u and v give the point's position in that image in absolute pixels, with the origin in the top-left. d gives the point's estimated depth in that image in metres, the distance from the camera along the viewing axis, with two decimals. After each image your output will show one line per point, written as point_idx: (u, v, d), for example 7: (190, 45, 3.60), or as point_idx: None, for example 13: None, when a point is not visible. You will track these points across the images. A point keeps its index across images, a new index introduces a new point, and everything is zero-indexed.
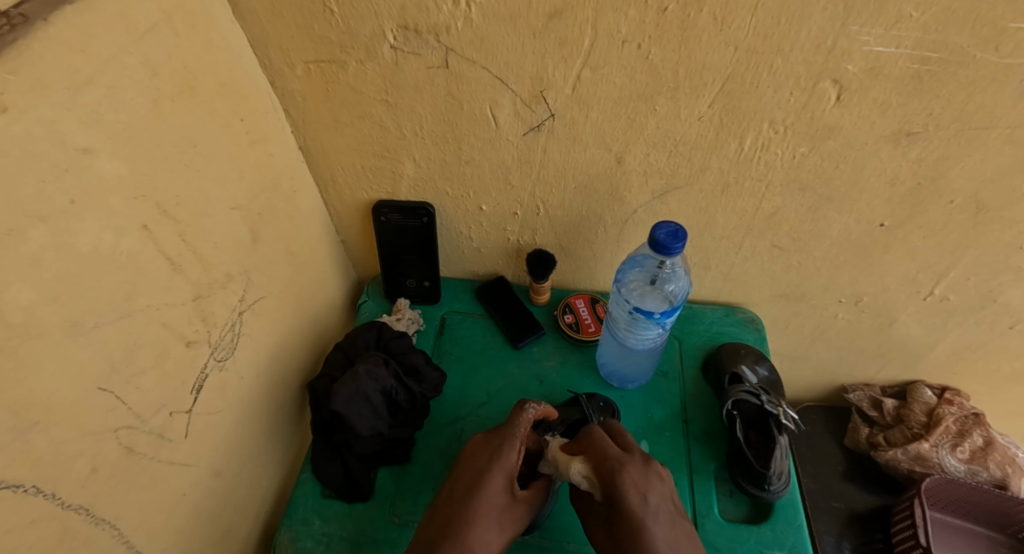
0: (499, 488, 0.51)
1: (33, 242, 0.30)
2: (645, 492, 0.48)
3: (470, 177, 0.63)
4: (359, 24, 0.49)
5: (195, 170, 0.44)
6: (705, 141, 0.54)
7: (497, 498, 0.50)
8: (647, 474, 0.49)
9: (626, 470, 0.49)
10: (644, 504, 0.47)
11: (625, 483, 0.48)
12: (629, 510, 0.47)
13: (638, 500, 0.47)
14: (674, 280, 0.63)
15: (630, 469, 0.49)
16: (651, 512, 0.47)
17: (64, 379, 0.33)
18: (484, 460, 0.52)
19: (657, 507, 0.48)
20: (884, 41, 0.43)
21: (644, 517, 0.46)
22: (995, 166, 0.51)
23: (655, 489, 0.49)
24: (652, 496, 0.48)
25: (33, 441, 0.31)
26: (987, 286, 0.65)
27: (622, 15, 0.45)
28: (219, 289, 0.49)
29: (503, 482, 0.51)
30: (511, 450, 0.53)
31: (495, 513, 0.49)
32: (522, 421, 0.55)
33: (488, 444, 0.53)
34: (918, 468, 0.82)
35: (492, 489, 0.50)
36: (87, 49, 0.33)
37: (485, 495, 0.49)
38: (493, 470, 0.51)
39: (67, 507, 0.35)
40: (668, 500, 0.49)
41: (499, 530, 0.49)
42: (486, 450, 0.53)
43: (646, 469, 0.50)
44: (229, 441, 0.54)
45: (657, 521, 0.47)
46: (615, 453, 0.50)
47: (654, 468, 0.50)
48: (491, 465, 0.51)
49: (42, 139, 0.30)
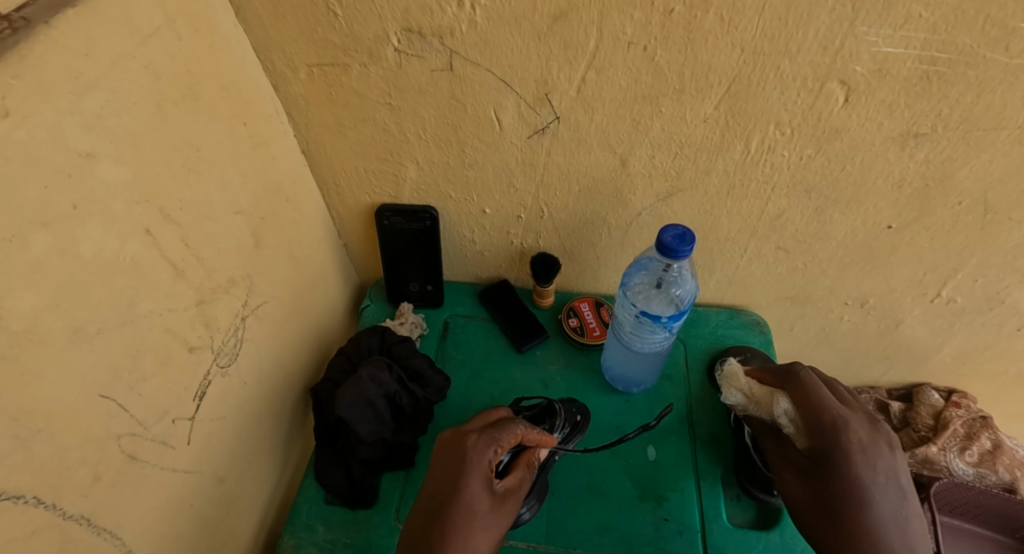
0: (480, 490, 0.49)
1: (36, 248, 0.30)
2: (868, 450, 0.51)
3: (473, 180, 0.63)
4: (362, 27, 0.48)
5: (198, 174, 0.44)
6: (710, 143, 0.54)
7: (481, 502, 0.49)
8: (879, 433, 0.53)
9: (848, 428, 0.52)
10: (873, 469, 0.51)
11: (851, 443, 0.51)
12: (858, 474, 0.50)
13: (878, 462, 0.51)
14: (681, 283, 0.62)
15: (859, 427, 0.52)
16: (880, 481, 0.51)
17: (66, 387, 0.33)
18: (458, 464, 0.50)
19: (884, 462, 0.52)
20: (892, 42, 0.42)
21: (862, 473, 0.51)
22: (1004, 167, 0.51)
23: (895, 452, 0.53)
24: (879, 457, 0.52)
25: (36, 449, 0.31)
26: (995, 288, 0.64)
27: (628, 17, 0.44)
28: (221, 294, 0.48)
29: (484, 486, 0.49)
30: (490, 450, 0.50)
31: (479, 518, 0.48)
32: (511, 430, 0.53)
33: (463, 443, 0.51)
34: (926, 471, 0.82)
35: (471, 495, 0.48)
36: (90, 53, 0.32)
37: (466, 502, 0.48)
38: (472, 474, 0.49)
39: (69, 516, 0.34)
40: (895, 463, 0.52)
41: (483, 530, 0.48)
42: (464, 452, 0.50)
43: (873, 428, 0.53)
44: (231, 447, 0.53)
45: (879, 488, 0.50)
46: (836, 414, 0.52)
47: (882, 434, 0.53)
48: (469, 466, 0.49)
49: (45, 144, 0.30)
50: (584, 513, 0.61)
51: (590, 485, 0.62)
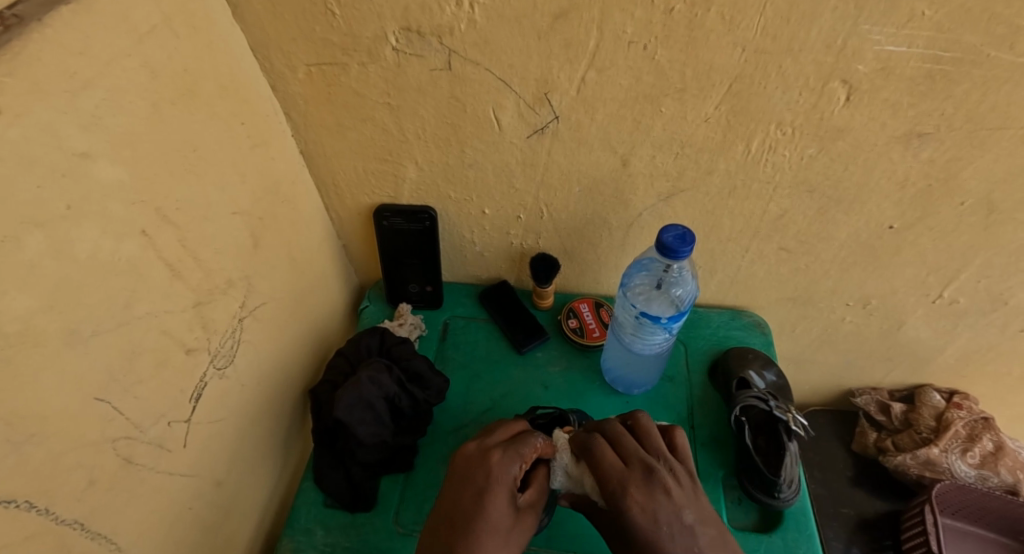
0: (505, 505, 0.48)
1: (30, 248, 0.29)
2: (678, 507, 0.47)
3: (473, 180, 0.62)
4: (361, 26, 0.48)
5: (196, 174, 0.43)
6: (712, 143, 0.53)
7: (505, 518, 0.48)
8: (635, 494, 0.47)
9: (631, 487, 0.48)
10: (654, 524, 0.46)
11: (636, 503, 0.47)
12: (651, 530, 0.46)
13: (639, 519, 0.46)
14: (681, 284, 0.62)
15: (636, 491, 0.48)
16: (666, 533, 0.46)
17: (60, 391, 0.32)
18: (482, 480, 0.49)
19: (644, 522, 0.46)
20: (895, 41, 0.42)
21: (656, 540, 0.46)
22: (1008, 167, 0.50)
23: (656, 507, 0.47)
24: (664, 512, 0.46)
25: (30, 453, 0.31)
26: (998, 289, 0.64)
27: (629, 16, 0.44)
28: (219, 295, 0.48)
29: (508, 500, 0.49)
30: (515, 464, 0.50)
31: (503, 534, 0.47)
32: (531, 443, 0.52)
33: (487, 459, 0.50)
34: (928, 473, 0.82)
35: (498, 509, 0.47)
36: (84, 51, 0.32)
37: (491, 519, 0.47)
38: (499, 488, 0.48)
39: (64, 521, 0.34)
40: (684, 508, 0.47)
41: (508, 545, 0.48)
42: (487, 467, 0.49)
43: (648, 485, 0.48)
44: (229, 450, 0.53)
45: (673, 540, 0.45)
46: (645, 467, 0.49)
47: (659, 482, 0.48)
48: (495, 480, 0.49)
49: (40, 144, 0.29)
50: (586, 516, 0.60)
51: None
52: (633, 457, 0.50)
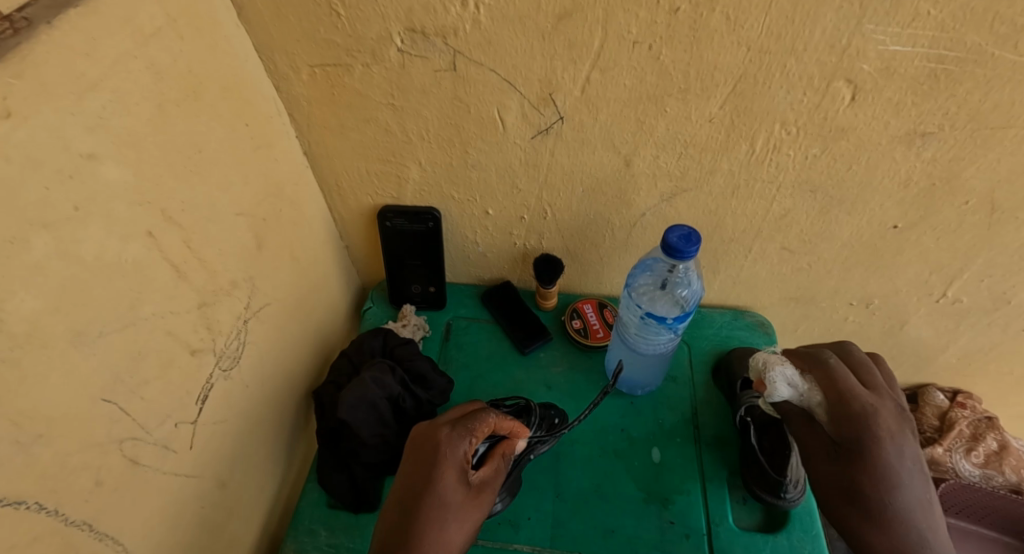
0: (456, 483, 0.48)
1: (37, 250, 0.29)
2: (901, 442, 0.50)
3: (476, 181, 0.63)
4: (365, 27, 0.48)
5: (200, 176, 0.43)
6: (715, 143, 0.53)
7: (451, 495, 0.47)
8: (890, 421, 0.50)
9: (884, 417, 0.50)
10: (900, 453, 0.49)
11: (899, 436, 0.50)
12: (889, 464, 0.49)
13: (893, 451, 0.49)
14: (686, 284, 0.62)
15: (886, 416, 0.50)
16: (911, 472, 0.49)
17: (68, 391, 0.32)
18: (430, 456, 0.49)
19: (913, 460, 0.50)
20: (899, 40, 0.42)
21: (900, 470, 0.49)
22: (1010, 167, 0.50)
23: (903, 436, 0.50)
24: (912, 447, 0.50)
25: (37, 454, 0.31)
26: (1000, 288, 0.64)
27: (632, 16, 0.44)
28: (223, 296, 0.48)
29: (457, 477, 0.48)
30: (464, 441, 0.49)
31: (450, 513, 0.47)
32: (482, 419, 0.51)
33: (435, 436, 0.50)
34: (932, 472, 0.83)
35: (444, 488, 0.47)
36: (90, 52, 0.32)
37: (437, 496, 0.47)
38: (446, 466, 0.48)
39: (72, 522, 0.34)
40: (915, 448, 0.51)
41: (459, 524, 0.47)
42: (435, 444, 0.49)
43: (898, 419, 0.51)
44: (234, 451, 0.53)
45: (907, 469, 0.49)
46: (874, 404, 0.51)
47: (905, 416, 0.51)
48: (442, 458, 0.48)
49: (48, 146, 0.30)
50: (589, 517, 0.60)
51: (595, 487, 0.62)
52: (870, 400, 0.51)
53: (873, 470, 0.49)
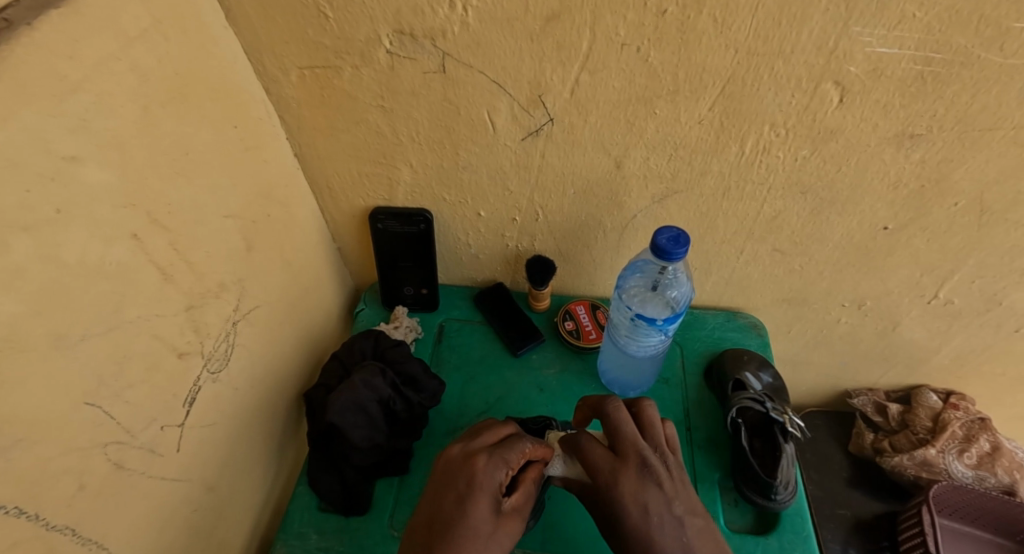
0: (489, 510, 0.47)
1: (18, 252, 0.29)
2: (665, 487, 0.48)
3: (467, 183, 0.62)
4: (354, 29, 0.48)
5: (187, 178, 0.43)
6: (705, 144, 0.53)
7: (484, 524, 0.46)
8: (625, 482, 0.48)
9: (624, 474, 0.48)
10: (646, 514, 0.46)
11: (649, 490, 0.47)
12: (642, 529, 0.46)
13: (631, 512, 0.47)
14: (676, 286, 0.62)
15: (628, 479, 0.48)
16: (656, 525, 0.46)
17: (49, 395, 0.32)
18: (464, 484, 0.47)
19: (660, 522, 0.46)
20: (885, 42, 0.42)
21: (650, 530, 0.46)
22: (1000, 168, 0.50)
23: (646, 497, 0.47)
24: (655, 499, 0.47)
25: (18, 458, 0.30)
26: (992, 290, 0.64)
27: (620, 18, 0.44)
28: (212, 299, 0.48)
29: (491, 505, 0.47)
30: (500, 471, 0.49)
31: (483, 542, 0.45)
32: (517, 449, 0.51)
33: (471, 464, 0.48)
34: (925, 473, 0.82)
35: (478, 516, 0.45)
36: (73, 54, 0.32)
37: (470, 525, 0.45)
38: (481, 495, 0.47)
39: (53, 527, 0.33)
40: (672, 495, 0.48)
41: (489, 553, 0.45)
42: (470, 471, 0.48)
43: (641, 476, 0.48)
44: (223, 454, 0.52)
45: (666, 531, 0.46)
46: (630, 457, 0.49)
47: (650, 474, 0.48)
48: (478, 486, 0.47)
49: (29, 148, 0.29)
50: (580, 520, 0.60)
51: None
52: (626, 445, 0.50)
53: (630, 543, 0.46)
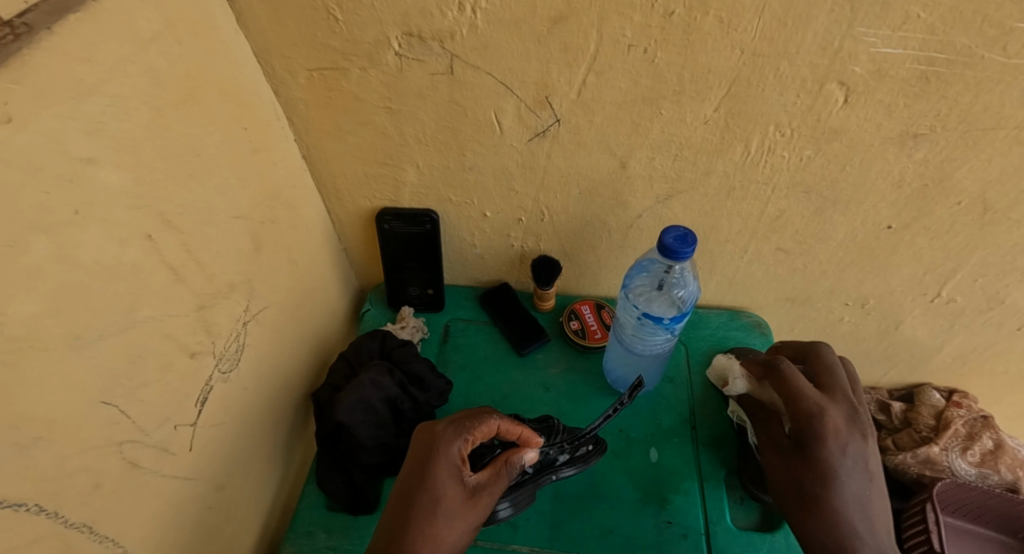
0: (451, 483, 0.48)
1: (36, 253, 0.30)
2: (840, 436, 0.53)
3: (473, 183, 0.63)
4: (362, 31, 0.48)
5: (198, 179, 0.44)
6: (710, 145, 0.54)
7: (439, 494, 0.47)
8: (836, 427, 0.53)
9: (833, 420, 0.53)
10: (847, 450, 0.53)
11: (834, 437, 0.53)
12: (829, 462, 0.52)
13: (833, 447, 0.52)
14: (682, 285, 0.62)
15: (835, 417, 0.53)
16: (846, 466, 0.52)
17: (66, 394, 0.32)
18: (424, 452, 0.50)
19: (855, 462, 0.53)
20: (890, 43, 0.43)
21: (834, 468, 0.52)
22: (1002, 167, 0.51)
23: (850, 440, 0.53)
24: (851, 444, 0.53)
25: (35, 457, 0.31)
26: (994, 288, 0.65)
27: (627, 19, 0.44)
28: (222, 299, 0.48)
29: (453, 479, 0.49)
30: (459, 440, 0.50)
31: (436, 513, 0.47)
32: (482, 422, 0.52)
33: (431, 434, 0.51)
34: (929, 471, 0.82)
35: (434, 486, 0.48)
36: (90, 58, 0.32)
37: (424, 493, 0.47)
38: (441, 466, 0.48)
39: (71, 524, 0.34)
40: (845, 439, 0.53)
41: (446, 523, 0.47)
42: (428, 440, 0.50)
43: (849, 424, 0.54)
44: (233, 453, 0.53)
45: (847, 471, 0.52)
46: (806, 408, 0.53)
47: (857, 423, 0.54)
48: (433, 455, 0.49)
49: (46, 151, 0.30)
50: (586, 519, 0.60)
51: (594, 488, 0.62)
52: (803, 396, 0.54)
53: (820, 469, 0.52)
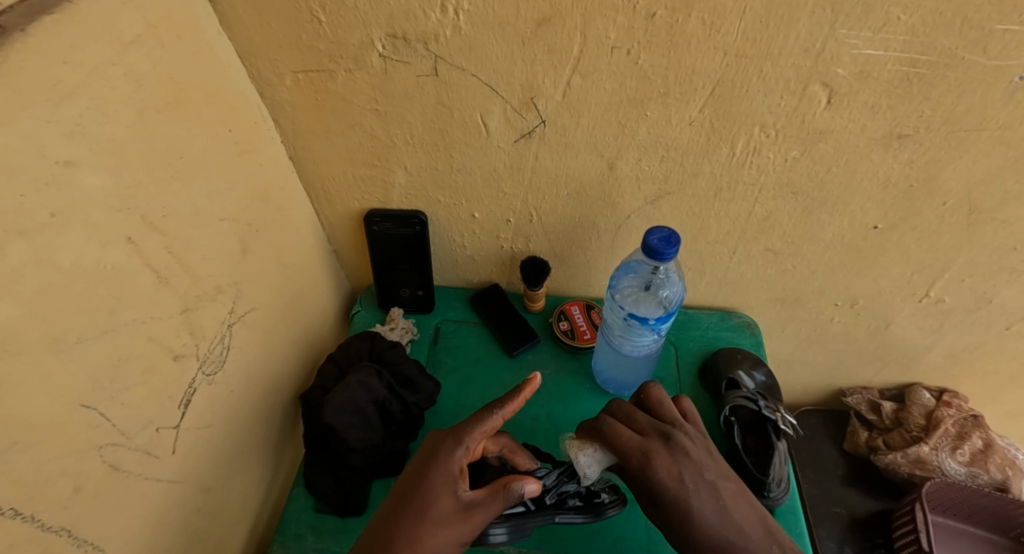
0: (445, 489, 0.48)
1: (14, 257, 0.30)
2: (681, 457, 0.49)
3: (462, 185, 0.63)
4: (347, 33, 0.48)
5: (182, 181, 0.44)
6: (697, 146, 0.54)
7: (435, 498, 0.47)
8: (659, 461, 0.48)
9: (650, 453, 0.49)
10: (681, 484, 0.47)
11: (657, 475, 0.48)
12: (692, 493, 0.47)
13: (698, 478, 0.48)
14: (668, 285, 0.62)
15: (659, 453, 0.49)
16: (709, 492, 0.47)
17: (45, 398, 0.32)
18: (428, 454, 0.51)
19: (709, 500, 0.47)
20: (872, 44, 0.43)
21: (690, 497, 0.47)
22: (987, 168, 0.51)
23: (680, 468, 0.48)
24: (689, 475, 0.48)
25: (14, 460, 0.31)
26: (982, 288, 0.65)
27: (610, 21, 0.44)
28: (208, 302, 0.48)
29: (451, 487, 0.48)
30: (463, 448, 0.50)
31: (428, 517, 0.46)
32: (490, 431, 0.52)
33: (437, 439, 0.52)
34: (918, 471, 0.83)
35: (432, 489, 0.48)
36: (68, 60, 0.32)
37: (421, 496, 0.47)
38: (440, 470, 0.49)
39: (48, 528, 0.34)
40: (705, 465, 0.49)
41: (437, 529, 0.46)
42: (434, 443, 0.51)
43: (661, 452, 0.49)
44: (219, 455, 0.53)
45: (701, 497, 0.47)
46: (626, 452, 0.49)
47: (679, 448, 0.49)
48: (435, 459, 0.50)
49: (23, 154, 0.30)
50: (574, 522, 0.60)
51: None
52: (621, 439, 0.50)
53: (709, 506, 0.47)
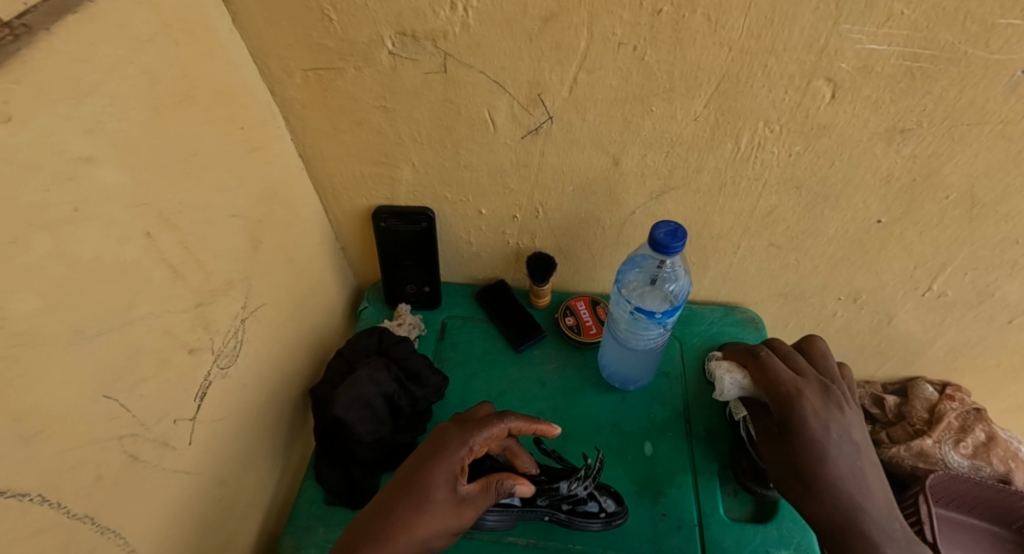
0: (441, 484, 0.49)
1: (36, 250, 0.30)
2: (821, 413, 0.57)
3: (468, 181, 0.64)
4: (356, 32, 0.49)
5: (195, 178, 0.44)
6: (701, 141, 0.54)
7: (431, 491, 0.48)
8: (811, 400, 0.57)
9: (806, 398, 0.57)
10: (827, 431, 0.56)
11: (809, 416, 0.56)
12: (817, 439, 0.55)
13: (829, 427, 0.56)
14: (674, 279, 0.63)
15: (812, 397, 0.57)
16: (835, 441, 0.56)
17: (67, 390, 0.33)
18: (429, 450, 0.51)
19: (846, 453, 0.56)
20: (875, 39, 0.43)
21: (835, 444, 0.56)
22: (987, 162, 0.52)
23: (828, 415, 0.57)
24: (839, 430, 0.56)
25: (38, 450, 0.31)
26: (984, 282, 0.66)
27: (616, 18, 0.45)
28: (220, 296, 0.49)
29: (447, 481, 0.49)
30: (462, 448, 0.51)
31: (424, 508, 0.47)
32: (492, 431, 0.52)
33: (441, 435, 0.53)
34: (922, 464, 0.84)
35: (429, 482, 0.49)
36: (87, 58, 0.33)
37: (419, 488, 0.48)
38: (439, 464, 0.50)
39: (73, 515, 0.35)
40: (852, 426, 0.57)
41: (430, 521, 0.47)
42: (437, 439, 0.52)
43: (825, 400, 0.58)
44: (233, 448, 0.53)
45: (832, 443, 0.55)
46: (788, 390, 0.57)
47: (833, 399, 0.58)
48: (437, 453, 0.50)
49: (44, 149, 0.30)
50: None
51: None
52: (789, 385, 0.58)
53: (828, 455, 0.55)
